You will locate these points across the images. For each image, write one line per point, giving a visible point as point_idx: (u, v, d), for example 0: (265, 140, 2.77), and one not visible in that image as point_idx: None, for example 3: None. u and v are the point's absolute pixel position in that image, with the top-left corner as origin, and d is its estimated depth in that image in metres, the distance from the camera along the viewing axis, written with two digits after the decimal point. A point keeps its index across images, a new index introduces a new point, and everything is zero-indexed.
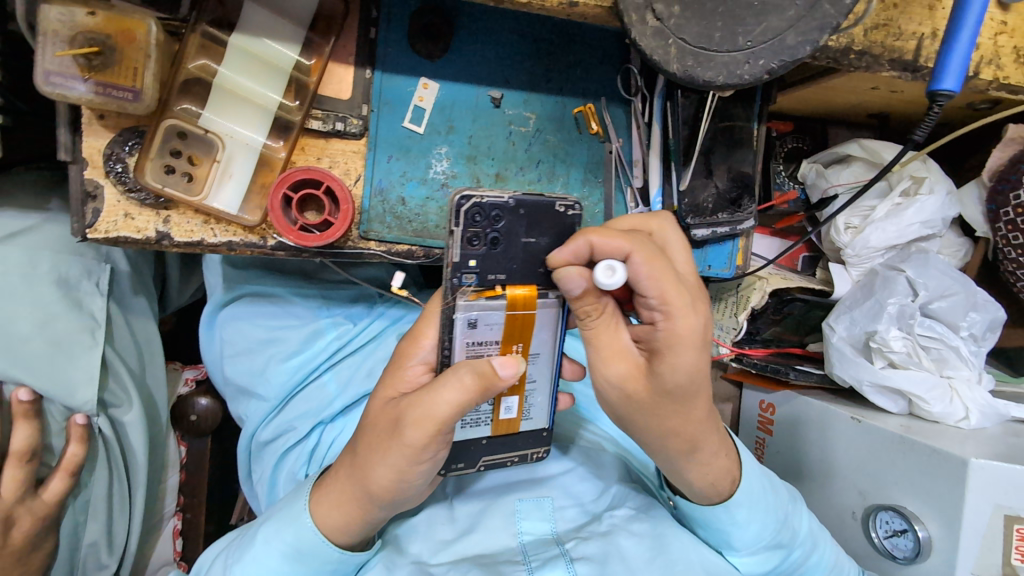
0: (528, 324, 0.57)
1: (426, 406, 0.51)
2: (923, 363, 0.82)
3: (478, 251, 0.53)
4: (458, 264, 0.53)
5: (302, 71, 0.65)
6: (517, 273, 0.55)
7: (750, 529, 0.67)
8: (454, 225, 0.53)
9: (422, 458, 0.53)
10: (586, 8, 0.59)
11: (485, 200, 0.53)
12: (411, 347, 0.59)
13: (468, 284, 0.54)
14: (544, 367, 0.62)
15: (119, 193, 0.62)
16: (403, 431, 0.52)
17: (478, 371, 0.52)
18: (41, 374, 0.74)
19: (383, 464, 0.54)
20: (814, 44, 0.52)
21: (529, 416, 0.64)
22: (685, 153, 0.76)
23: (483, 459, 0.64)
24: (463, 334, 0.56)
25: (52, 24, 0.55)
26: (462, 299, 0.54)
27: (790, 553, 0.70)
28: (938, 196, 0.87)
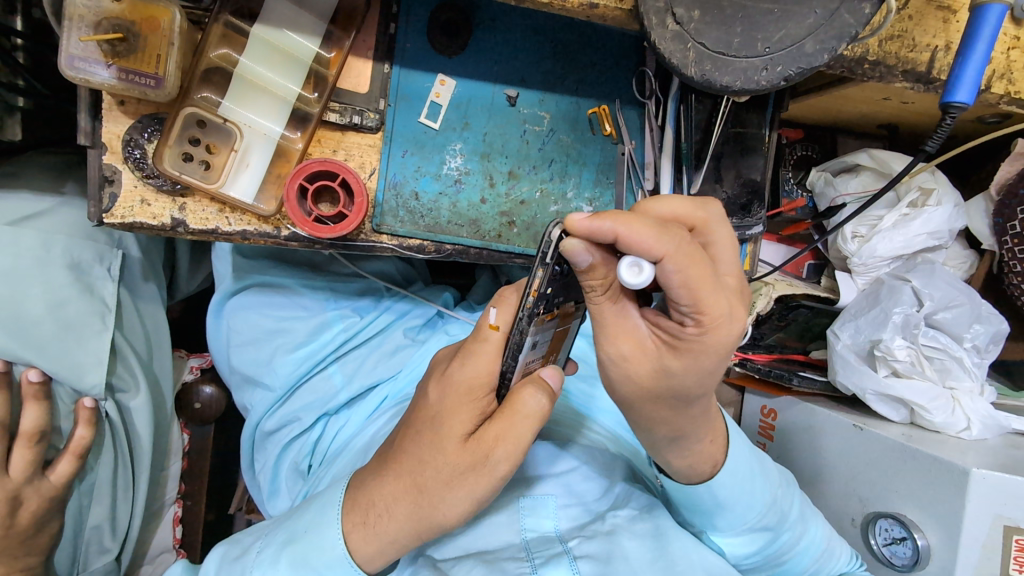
0: (560, 334, 0.62)
1: (513, 437, 0.54)
2: (927, 373, 0.82)
3: (557, 283, 0.51)
4: (541, 296, 0.50)
5: (322, 63, 0.66)
6: (569, 295, 0.56)
7: (733, 512, 0.67)
8: (548, 258, 0.48)
9: (501, 480, 0.57)
10: (606, 9, 0.59)
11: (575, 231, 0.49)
12: (457, 373, 0.56)
13: (541, 312, 0.52)
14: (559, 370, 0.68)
15: (136, 179, 0.62)
16: (494, 465, 0.54)
17: (549, 395, 0.56)
18: (51, 357, 0.75)
19: (461, 495, 0.56)
20: (832, 53, 0.53)
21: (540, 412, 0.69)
22: (696, 157, 0.77)
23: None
24: (524, 356, 0.56)
25: (78, 9, 0.56)
26: (533, 328, 0.53)
27: (775, 538, 0.71)
28: (946, 208, 0.88)
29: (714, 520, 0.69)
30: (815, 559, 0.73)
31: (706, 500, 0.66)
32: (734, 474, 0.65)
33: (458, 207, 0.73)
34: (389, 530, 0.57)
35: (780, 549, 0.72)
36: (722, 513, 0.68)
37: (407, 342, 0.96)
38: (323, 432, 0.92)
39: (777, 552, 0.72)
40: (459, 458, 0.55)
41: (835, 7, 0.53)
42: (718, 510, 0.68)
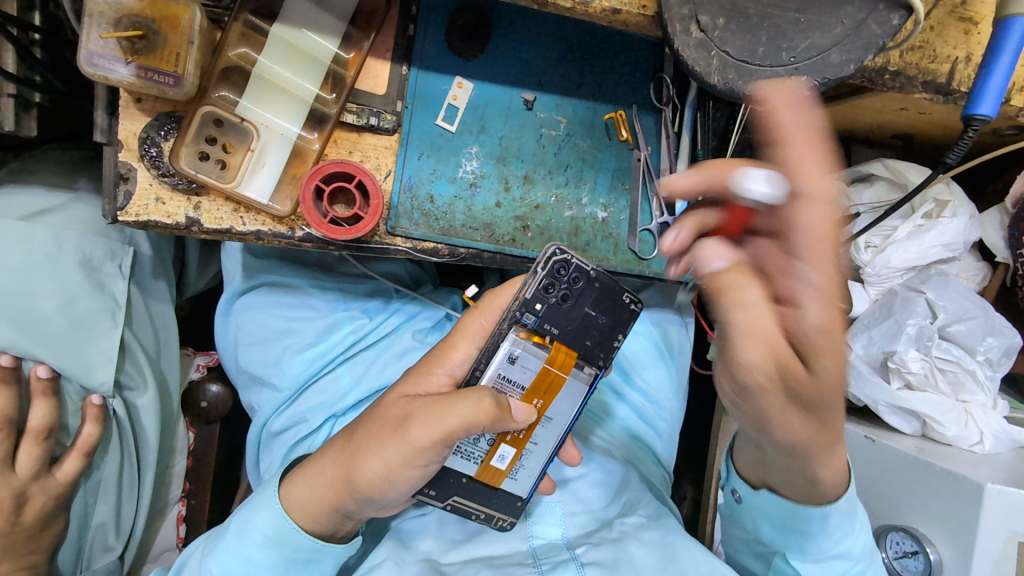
0: (556, 384, 0.59)
1: (437, 412, 0.52)
2: (940, 385, 0.82)
3: (547, 299, 0.57)
4: (526, 302, 0.56)
5: (340, 64, 0.65)
6: (568, 334, 0.59)
7: (830, 539, 0.62)
8: (539, 268, 0.56)
9: (417, 465, 0.54)
10: (628, 15, 0.59)
11: (574, 260, 0.57)
12: (443, 357, 0.62)
13: (527, 322, 0.57)
14: (550, 434, 0.62)
15: (151, 177, 0.62)
16: (409, 429, 0.53)
17: (498, 399, 0.53)
18: (61, 353, 0.74)
19: (376, 456, 0.55)
20: (857, 64, 0.53)
21: (513, 478, 0.63)
22: (713, 165, 0.77)
23: (455, 496, 0.62)
24: (499, 365, 0.57)
25: (99, 6, 0.55)
26: (513, 333, 0.56)
27: (853, 567, 0.65)
28: (961, 219, 0.87)
29: (808, 544, 0.63)
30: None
31: (810, 525, 0.60)
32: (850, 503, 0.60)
33: (473, 210, 0.72)
34: (317, 478, 0.59)
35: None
36: (820, 541, 0.62)
37: (417, 344, 0.95)
38: (330, 433, 0.90)
39: None
40: (391, 415, 0.57)
41: (863, 17, 0.53)
42: (814, 538, 0.61)
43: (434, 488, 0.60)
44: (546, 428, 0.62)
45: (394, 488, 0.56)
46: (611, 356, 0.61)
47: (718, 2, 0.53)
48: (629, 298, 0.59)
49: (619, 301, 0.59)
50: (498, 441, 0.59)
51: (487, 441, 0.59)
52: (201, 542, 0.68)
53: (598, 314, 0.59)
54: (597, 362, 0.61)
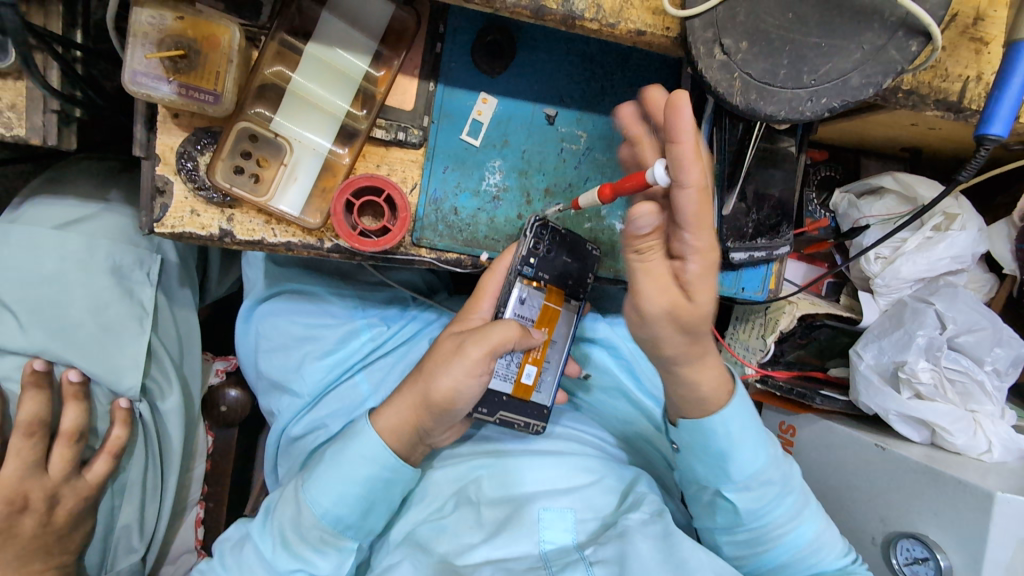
0: (554, 316, 0.75)
1: (483, 332, 0.65)
2: (949, 396, 0.83)
3: (536, 254, 0.71)
4: (523, 257, 0.70)
5: (370, 81, 0.67)
6: (555, 279, 0.74)
7: (747, 461, 0.70)
8: (528, 233, 0.69)
9: (475, 376, 0.64)
10: (653, 36, 0.60)
11: (550, 221, 0.71)
12: (472, 305, 0.74)
13: (526, 273, 0.71)
14: (558, 353, 0.77)
15: (187, 190, 0.64)
16: (466, 347, 0.64)
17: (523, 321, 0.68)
18: (92, 359, 0.76)
19: (445, 374, 0.65)
20: (877, 87, 0.55)
21: (540, 390, 0.76)
22: (730, 177, 0.79)
23: (502, 413, 0.73)
24: (513, 306, 0.72)
25: (142, 26, 0.57)
26: (520, 282, 0.71)
27: (786, 498, 0.72)
28: (970, 232, 0.89)
29: (730, 468, 0.70)
30: (810, 536, 0.73)
31: (719, 436, 0.69)
32: (739, 410, 0.70)
33: (496, 222, 0.74)
34: (409, 417, 0.67)
35: (785, 514, 0.72)
36: (734, 461, 0.70)
37: None
38: None
39: (787, 516, 0.72)
40: (443, 347, 0.68)
41: (882, 43, 0.54)
42: (727, 453, 0.70)
43: (483, 407, 0.72)
44: (555, 350, 0.76)
45: (459, 403, 0.65)
46: (585, 293, 0.78)
47: (742, 25, 0.55)
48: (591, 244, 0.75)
49: (584, 248, 0.75)
50: (524, 360, 0.72)
51: (517, 363, 0.72)
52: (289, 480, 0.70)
53: (575, 260, 0.75)
54: (576, 297, 0.77)
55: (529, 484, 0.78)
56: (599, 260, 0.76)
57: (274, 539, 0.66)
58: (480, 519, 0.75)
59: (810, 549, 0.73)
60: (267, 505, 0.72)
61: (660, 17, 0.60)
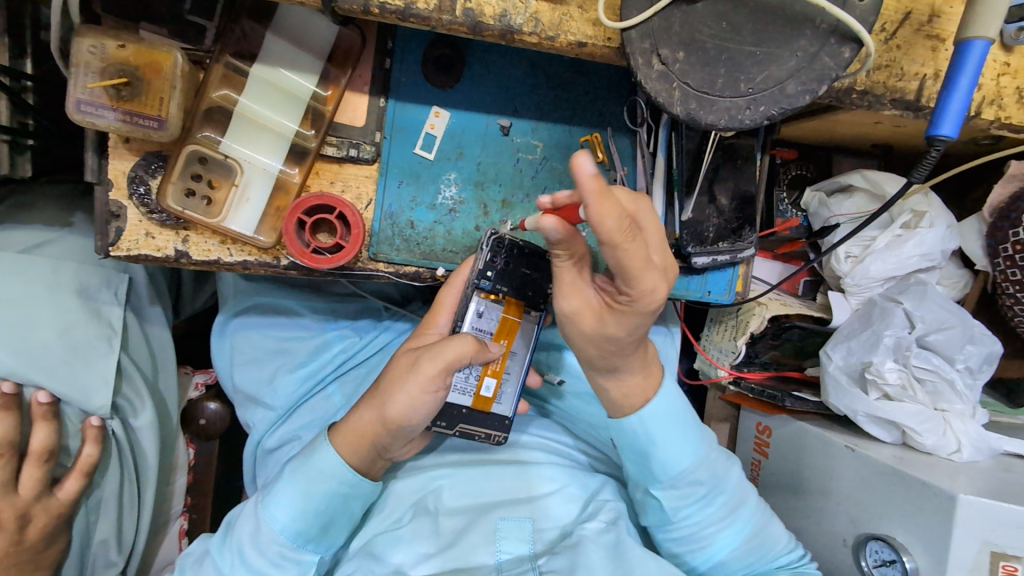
0: (513, 327, 0.75)
1: (437, 349, 0.64)
2: (918, 396, 0.82)
3: (494, 268, 0.71)
4: (479, 271, 0.70)
5: (319, 100, 0.67)
6: (515, 291, 0.74)
7: (671, 459, 0.72)
8: (483, 247, 0.69)
9: (427, 391, 0.64)
10: (594, 48, 0.60)
11: (506, 235, 0.70)
12: (431, 319, 0.74)
13: (483, 287, 0.71)
14: (519, 364, 0.77)
15: (141, 214, 0.65)
16: (420, 364, 0.64)
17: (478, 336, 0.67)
18: (61, 380, 0.77)
19: (400, 391, 0.65)
20: (813, 94, 0.55)
21: (500, 401, 0.76)
22: (688, 183, 0.78)
23: (461, 425, 0.74)
24: (471, 321, 0.72)
25: (84, 56, 0.58)
26: (477, 296, 0.71)
27: (717, 496, 0.74)
28: (939, 230, 0.88)
29: (654, 466, 0.73)
30: (747, 535, 0.75)
31: (640, 436, 0.72)
32: (668, 408, 0.71)
33: (453, 234, 0.75)
34: (367, 433, 0.67)
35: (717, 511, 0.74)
36: (659, 459, 0.72)
37: None
38: None
39: (719, 514, 0.74)
40: (399, 362, 0.68)
41: (816, 50, 0.54)
42: (648, 450, 0.72)
43: (443, 420, 0.73)
44: (514, 361, 0.76)
45: (416, 418, 0.66)
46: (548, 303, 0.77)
47: (678, 36, 0.55)
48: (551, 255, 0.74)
49: (544, 259, 0.74)
50: (483, 374, 0.73)
51: (475, 377, 0.73)
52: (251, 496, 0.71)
53: (535, 271, 0.74)
54: (539, 307, 0.76)
55: (486, 493, 0.79)
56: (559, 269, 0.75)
57: (234, 557, 0.67)
58: (436, 529, 0.76)
59: (749, 547, 0.75)
60: (230, 518, 0.72)
61: (600, 28, 0.60)
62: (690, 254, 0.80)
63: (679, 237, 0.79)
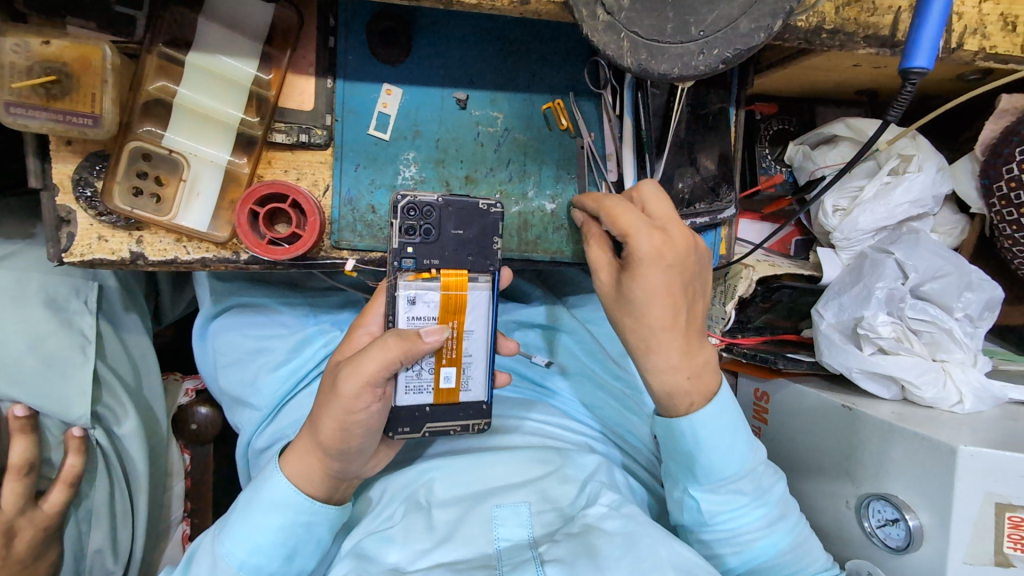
0: (461, 303, 0.65)
1: (355, 362, 0.58)
2: (915, 348, 0.79)
3: (414, 240, 0.63)
4: (398, 250, 0.63)
5: (262, 85, 0.65)
6: (449, 260, 0.64)
7: (716, 467, 0.68)
8: (393, 216, 0.63)
9: (357, 411, 0.60)
10: (538, 4, 0.57)
11: (419, 198, 0.63)
12: (360, 319, 0.68)
13: (407, 266, 0.63)
14: (479, 342, 0.67)
15: (90, 218, 0.63)
16: (339, 385, 0.59)
17: (400, 333, 0.59)
18: (36, 391, 0.76)
19: (327, 415, 0.60)
20: (768, 31, 0.51)
21: (468, 388, 0.68)
22: (658, 144, 0.75)
23: (429, 426, 0.67)
24: (404, 310, 0.63)
25: (9, 55, 0.56)
26: (403, 279, 0.63)
27: (730, 479, 0.69)
28: (928, 173, 0.84)
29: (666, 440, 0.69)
30: (790, 543, 0.70)
31: (686, 437, 0.67)
32: (719, 413, 0.67)
33: None
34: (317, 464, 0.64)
35: (757, 520, 0.70)
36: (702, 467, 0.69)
37: None
38: None
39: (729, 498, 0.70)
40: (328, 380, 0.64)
41: None
42: (693, 454, 0.68)
43: (405, 425, 0.66)
44: (474, 341, 0.67)
45: (353, 437, 0.62)
46: (497, 261, 0.66)
47: None
48: (483, 205, 0.65)
49: (476, 213, 0.65)
50: (437, 365, 0.66)
51: (429, 370, 0.65)
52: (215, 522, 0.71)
53: (468, 230, 0.65)
54: (488, 269, 0.66)
55: (483, 481, 0.77)
56: (499, 220, 0.66)
57: None
58: (430, 523, 0.72)
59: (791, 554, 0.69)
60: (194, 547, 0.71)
61: None
62: None
63: None
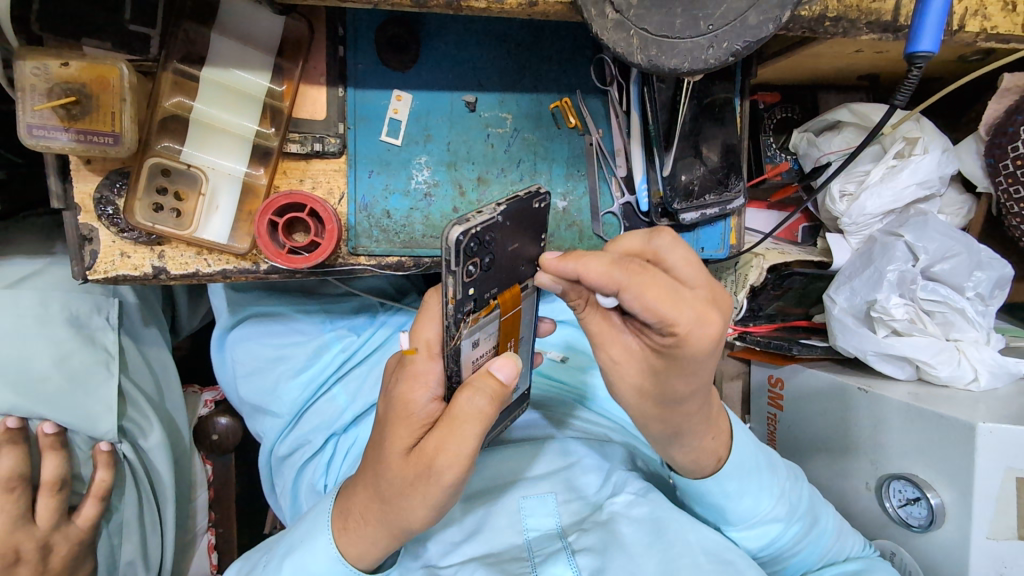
0: (515, 320, 0.60)
1: (449, 445, 0.53)
2: (928, 328, 0.80)
3: (474, 278, 0.50)
4: (460, 298, 0.50)
5: (275, 97, 0.66)
6: (506, 281, 0.54)
7: (742, 508, 0.68)
8: (453, 264, 0.46)
9: (458, 489, 0.56)
10: (546, 5, 0.58)
11: (478, 226, 0.47)
12: (409, 389, 0.57)
13: (468, 310, 0.52)
14: (523, 347, 0.66)
15: (112, 235, 0.64)
16: (438, 476, 0.53)
17: (491, 394, 0.54)
18: (63, 408, 0.77)
19: (420, 505, 0.56)
20: (776, 22, 0.52)
21: (517, 391, 0.69)
22: (666, 137, 0.74)
23: (489, 437, 0.69)
24: (467, 356, 0.56)
25: (29, 78, 0.57)
26: (466, 329, 0.53)
27: (789, 528, 0.70)
28: (934, 155, 0.84)
29: (729, 513, 0.69)
30: (831, 542, 0.72)
31: (716, 493, 0.67)
32: (740, 467, 0.67)
33: (431, 219, 0.73)
34: (363, 529, 0.61)
35: (794, 541, 0.71)
36: (742, 514, 0.69)
37: None
38: (336, 450, 0.91)
39: (793, 543, 0.71)
40: (406, 471, 0.55)
41: None
42: (730, 509, 0.69)
43: None
44: (520, 346, 0.65)
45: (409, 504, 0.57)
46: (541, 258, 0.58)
47: None
48: (538, 202, 0.52)
49: (531, 214, 0.52)
50: None
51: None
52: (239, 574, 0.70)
53: (523, 239, 0.53)
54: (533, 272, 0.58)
55: (507, 476, 0.77)
56: (548, 210, 0.55)
57: None
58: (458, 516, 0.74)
59: (828, 557, 0.73)
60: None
61: None
62: (677, 211, 0.77)
63: (664, 193, 0.76)
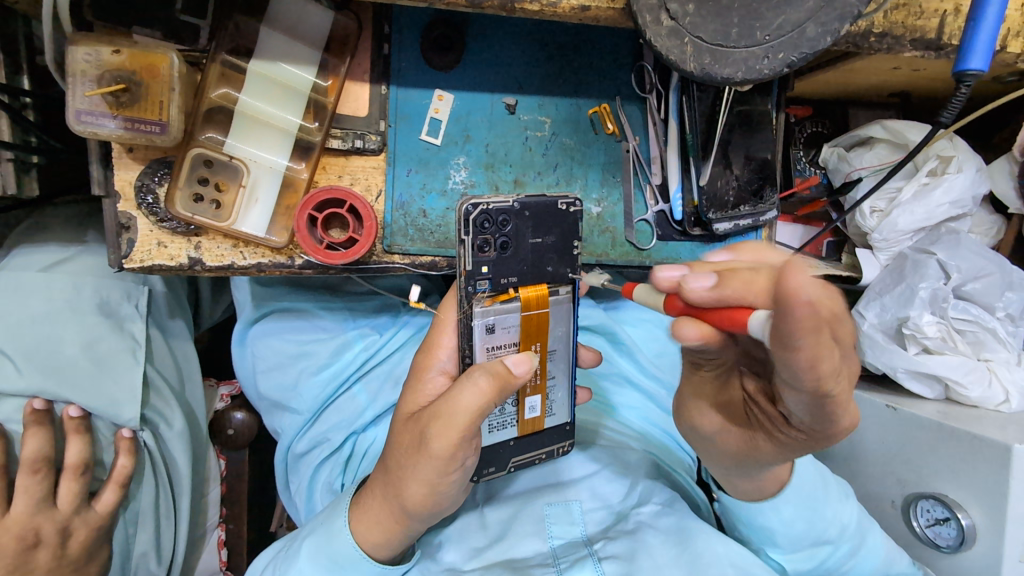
0: (543, 323, 0.58)
1: (445, 419, 0.51)
2: (958, 347, 0.80)
3: (489, 257, 0.54)
4: (471, 272, 0.54)
5: (320, 92, 0.66)
6: (528, 275, 0.56)
7: (795, 530, 0.66)
8: (462, 234, 0.53)
9: (451, 468, 0.54)
10: (598, 10, 0.57)
11: (491, 206, 0.53)
12: (428, 359, 0.61)
13: (482, 290, 0.55)
14: (561, 363, 0.62)
15: (151, 223, 0.64)
16: (428, 445, 0.52)
17: (491, 372, 0.52)
18: (89, 394, 0.77)
19: (415, 480, 0.55)
20: (835, 35, 0.51)
21: (552, 412, 0.64)
22: (703, 147, 0.74)
23: (513, 459, 0.64)
24: (481, 339, 0.56)
25: (80, 64, 0.57)
26: (478, 306, 0.55)
27: (837, 549, 0.69)
28: (967, 174, 0.85)
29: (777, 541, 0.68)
30: (879, 563, 0.70)
31: (764, 518, 0.66)
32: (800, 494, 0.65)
33: None
34: (388, 521, 0.60)
35: (843, 559, 0.69)
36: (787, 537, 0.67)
37: None
38: (353, 450, 0.91)
39: (841, 563, 0.70)
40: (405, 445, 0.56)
41: None
42: (779, 531, 0.67)
43: (492, 466, 0.62)
44: (557, 360, 0.61)
45: (443, 497, 0.57)
46: (577, 267, 0.58)
47: None
48: (562, 204, 0.56)
49: (555, 213, 0.56)
50: (522, 397, 0.60)
51: (513, 403, 0.60)
52: (270, 560, 0.69)
53: (548, 236, 0.56)
54: (568, 278, 0.58)
55: (530, 484, 0.77)
56: (581, 217, 0.57)
57: None
58: (484, 522, 0.73)
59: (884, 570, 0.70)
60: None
61: None
62: (711, 221, 0.77)
63: (699, 203, 0.76)
